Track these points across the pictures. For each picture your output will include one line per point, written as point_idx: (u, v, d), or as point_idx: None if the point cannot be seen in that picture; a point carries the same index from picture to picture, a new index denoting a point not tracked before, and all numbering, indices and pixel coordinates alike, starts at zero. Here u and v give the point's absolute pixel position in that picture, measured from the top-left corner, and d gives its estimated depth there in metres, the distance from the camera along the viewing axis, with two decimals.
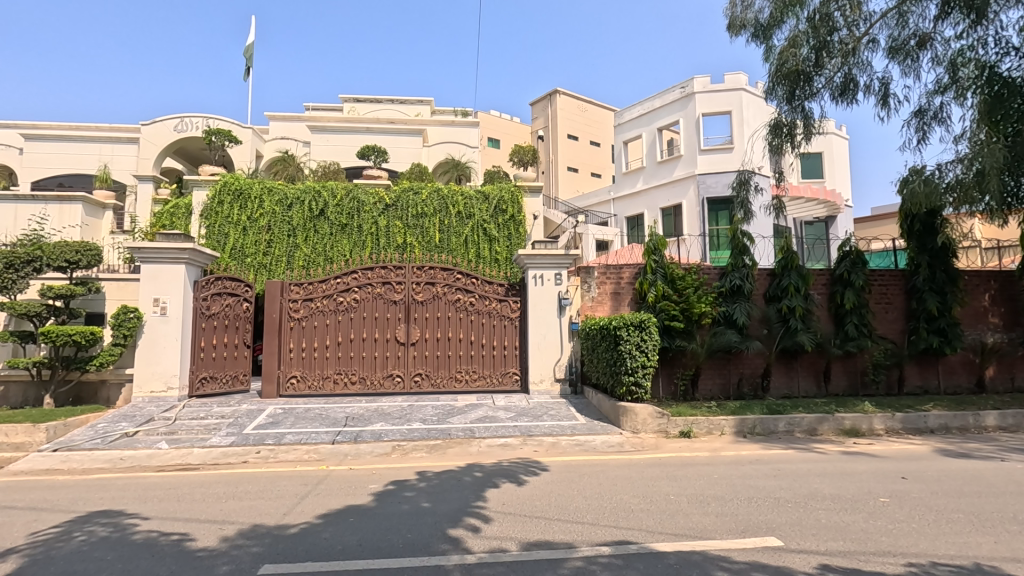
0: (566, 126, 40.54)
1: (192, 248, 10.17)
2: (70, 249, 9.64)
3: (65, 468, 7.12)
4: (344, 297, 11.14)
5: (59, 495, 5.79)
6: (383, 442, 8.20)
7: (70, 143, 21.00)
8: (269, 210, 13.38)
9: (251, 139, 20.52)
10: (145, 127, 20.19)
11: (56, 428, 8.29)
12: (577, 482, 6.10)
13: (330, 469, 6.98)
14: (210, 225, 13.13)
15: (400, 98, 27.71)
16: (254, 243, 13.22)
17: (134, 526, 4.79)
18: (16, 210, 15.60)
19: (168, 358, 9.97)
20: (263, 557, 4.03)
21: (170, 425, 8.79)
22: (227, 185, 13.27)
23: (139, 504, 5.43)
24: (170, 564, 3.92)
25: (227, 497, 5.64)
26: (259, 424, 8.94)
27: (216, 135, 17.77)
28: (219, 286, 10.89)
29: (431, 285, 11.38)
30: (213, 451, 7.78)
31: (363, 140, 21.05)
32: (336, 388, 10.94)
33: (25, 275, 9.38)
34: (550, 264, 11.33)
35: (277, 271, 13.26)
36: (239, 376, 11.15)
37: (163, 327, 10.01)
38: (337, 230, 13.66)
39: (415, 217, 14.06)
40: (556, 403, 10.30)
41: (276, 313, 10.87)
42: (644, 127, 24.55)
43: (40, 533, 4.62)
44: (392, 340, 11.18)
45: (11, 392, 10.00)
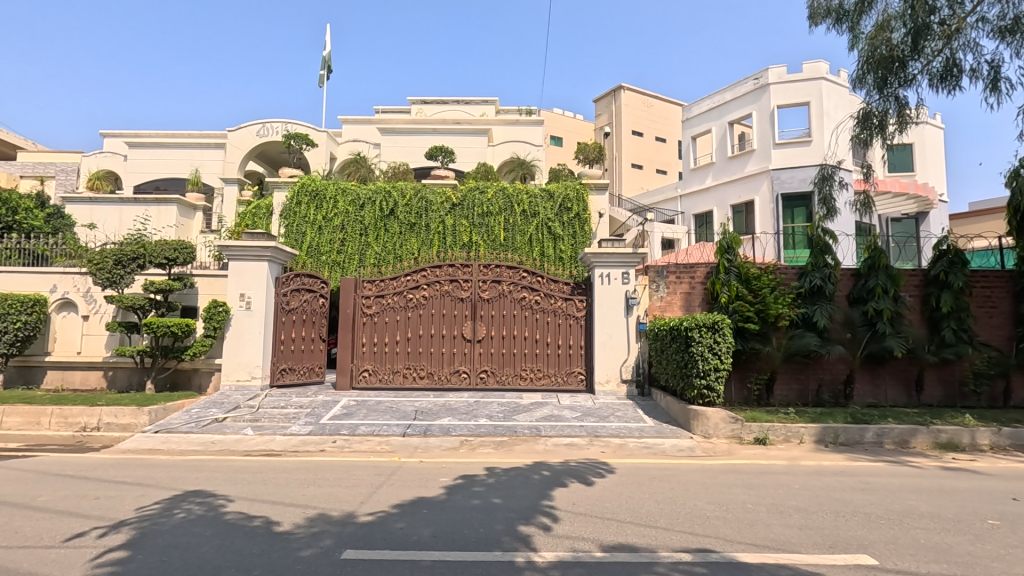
0: (630, 122, 39.76)
1: (273, 247, 10.76)
2: (169, 248, 10.39)
3: (165, 448, 7.75)
4: (413, 294, 11.44)
5: (160, 474, 6.30)
6: (451, 437, 8.37)
7: (166, 150, 22.79)
8: (343, 210, 13.94)
9: (326, 142, 21.45)
10: (231, 133, 21.50)
11: (157, 411, 9.04)
12: (648, 486, 5.98)
13: (401, 460, 7.20)
14: (289, 225, 13.83)
15: (466, 98, 28.16)
16: (329, 242, 13.85)
17: (225, 506, 5.13)
18: (121, 211, 17.14)
19: (252, 349, 10.61)
20: (345, 542, 4.21)
21: (255, 413, 9.36)
22: (305, 186, 13.97)
23: (229, 486, 5.82)
24: (261, 543, 4.18)
25: (308, 484, 5.94)
26: (334, 415, 9.36)
27: (295, 139, 18.92)
28: (297, 283, 11.47)
29: (498, 283, 11.48)
30: (293, 439, 8.22)
31: (431, 141, 21.56)
32: (405, 381, 11.27)
33: (131, 271, 10.27)
34: (617, 263, 11.17)
35: (350, 269, 13.80)
36: (315, 368, 11.76)
37: (248, 321, 10.66)
38: (406, 229, 14.06)
39: (481, 215, 14.24)
40: (623, 405, 10.14)
41: (350, 309, 11.33)
42: (714, 120, 23.69)
43: (146, 507, 5.05)
44: (459, 337, 11.39)
45: (119, 377, 11.00)
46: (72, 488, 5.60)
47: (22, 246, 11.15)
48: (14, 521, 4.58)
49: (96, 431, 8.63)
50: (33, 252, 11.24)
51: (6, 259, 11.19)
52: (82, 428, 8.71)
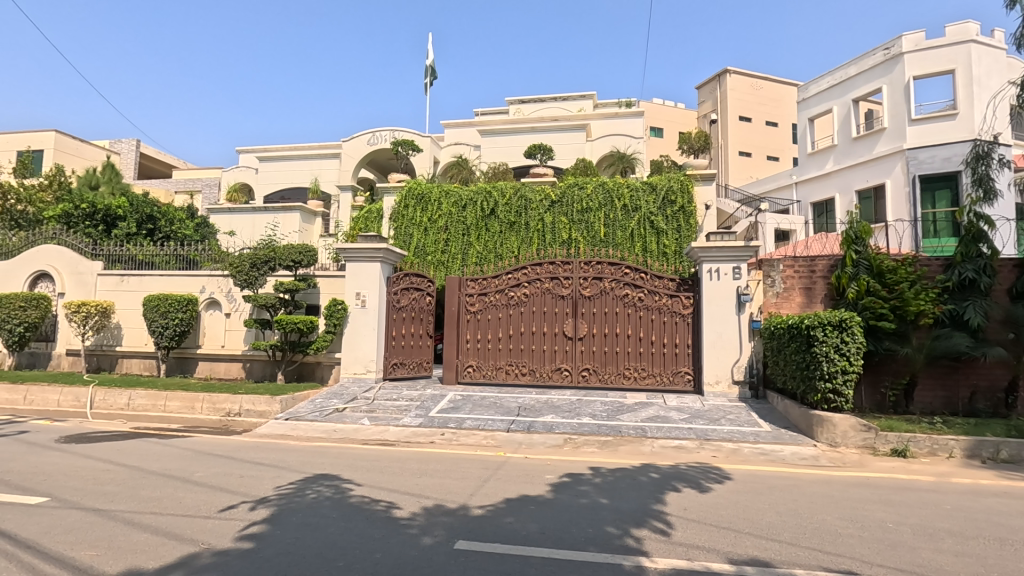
0: (737, 107, 37.43)
1: (385, 248, 11.41)
2: (295, 251, 11.35)
3: (294, 434, 8.51)
4: (515, 292, 11.60)
5: (291, 458, 6.91)
6: (555, 434, 8.38)
7: (291, 162, 25.05)
8: (446, 211, 14.45)
9: (430, 147, 22.38)
10: (346, 143, 23.09)
11: (287, 400, 9.95)
12: (768, 495, 5.58)
13: (507, 455, 7.33)
14: (398, 228, 14.60)
15: (563, 95, 28.05)
16: (434, 243, 14.43)
17: (349, 490, 5.52)
18: (254, 219, 19.10)
19: (367, 345, 11.34)
20: (457, 533, 4.35)
21: (370, 404, 9.98)
22: (412, 190, 14.67)
23: (352, 471, 6.26)
24: (381, 528, 4.43)
25: (421, 474, 6.22)
26: (442, 409, 9.74)
27: (402, 145, 19.93)
28: (407, 282, 12.06)
29: (599, 280, 11.31)
30: (405, 430, 8.67)
31: (529, 141, 21.73)
32: (508, 377, 11.45)
33: (264, 273, 11.37)
34: (727, 257, 10.54)
35: (454, 268, 14.29)
36: (423, 363, 12.31)
37: (363, 318, 11.40)
38: (507, 228, 14.29)
39: (581, 212, 14.12)
40: (735, 408, 9.57)
41: (455, 306, 11.74)
42: (836, 99, 21.67)
43: (282, 487, 5.57)
44: (561, 334, 11.38)
45: (256, 369, 12.26)
46: (222, 467, 6.31)
47: (178, 253, 12.81)
48: (177, 493, 5.24)
49: (238, 416, 9.68)
50: (186, 258, 12.86)
51: (166, 264, 12.88)
52: (227, 413, 9.80)
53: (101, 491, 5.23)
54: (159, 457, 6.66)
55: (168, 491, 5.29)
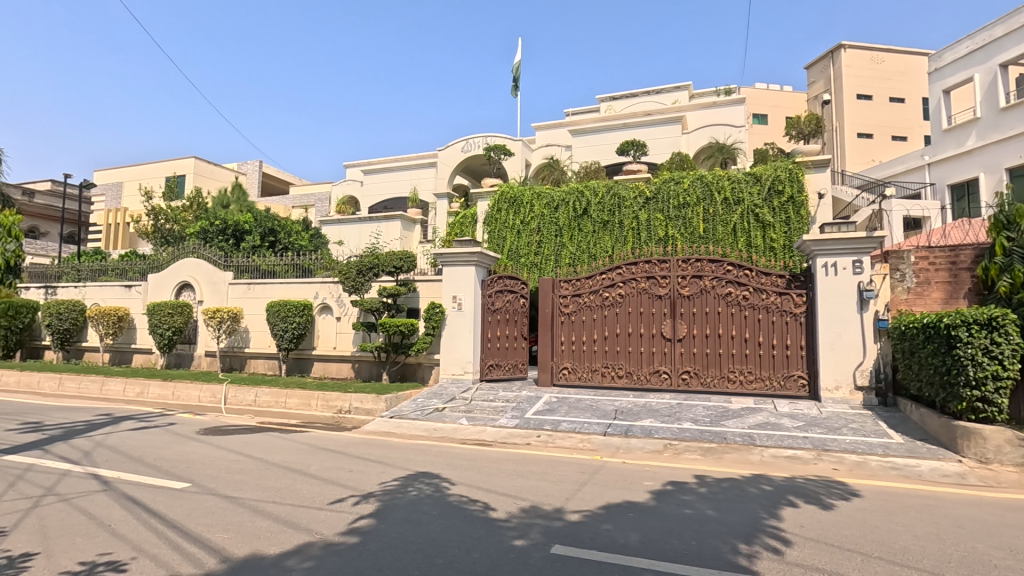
0: (855, 85, 34.11)
1: (479, 252, 11.65)
2: (397, 258, 11.95)
3: (398, 432, 8.94)
4: (610, 293, 11.36)
5: (394, 454, 7.25)
6: (654, 440, 8.07)
7: (392, 173, 26.46)
8: (539, 213, 14.49)
9: (522, 150, 22.61)
10: (442, 152, 23.97)
11: (392, 399, 10.48)
12: (902, 516, 4.96)
13: (604, 459, 7.17)
14: (492, 231, 14.86)
15: (657, 88, 27.16)
16: (527, 245, 14.54)
17: (448, 489, 5.67)
18: (360, 229, 20.39)
19: (464, 346, 11.65)
20: (553, 537, 4.30)
21: (468, 404, 10.23)
22: (505, 194, 14.88)
23: (451, 470, 6.43)
24: (478, 528, 4.49)
25: (517, 475, 6.26)
26: (537, 410, 9.75)
27: (494, 151, 20.34)
28: (500, 284, 12.25)
29: (699, 279, 10.77)
30: (502, 431, 8.78)
31: (621, 137, 21.27)
32: (604, 380, 11.23)
33: (369, 279, 12.05)
34: (845, 250, 9.58)
35: (547, 269, 14.30)
36: (519, 364, 12.42)
37: (460, 320, 11.73)
38: (600, 227, 14.05)
39: (678, 208, 13.53)
40: (858, 416, 8.66)
41: (548, 308, 11.73)
42: (979, 65, 19.07)
43: (387, 483, 5.85)
44: (658, 335, 10.96)
45: (363, 369, 13.05)
46: (333, 461, 6.76)
47: (295, 262, 13.96)
48: (296, 484, 5.68)
49: (348, 413, 10.35)
50: (302, 267, 13.98)
51: (285, 272, 14.10)
52: (339, 410, 10.52)
53: (232, 479, 5.81)
54: (280, 450, 7.28)
55: (288, 482, 5.76)
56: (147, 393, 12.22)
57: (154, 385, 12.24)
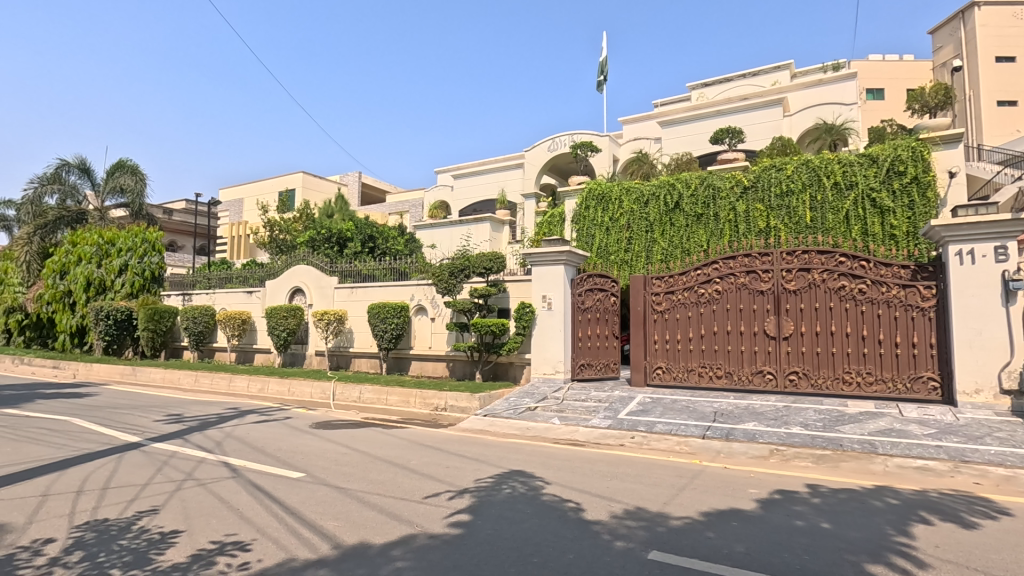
0: (992, 47, 30.02)
1: (567, 250, 11.62)
2: (487, 259, 12.19)
3: (492, 430, 9.11)
4: (706, 289, 10.85)
5: (489, 452, 7.40)
6: (758, 445, 7.59)
7: (480, 177, 27.07)
8: (628, 208, 14.16)
9: (609, 146, 22.22)
10: (528, 153, 24.15)
11: (485, 398, 10.73)
12: None
13: (703, 463, 6.85)
14: (580, 229, 14.70)
15: (754, 70, 25.56)
16: (616, 242, 14.25)
17: (542, 488, 5.68)
18: (452, 232, 21.05)
19: (555, 346, 11.65)
20: (651, 542, 4.17)
21: (560, 404, 10.21)
22: (592, 191, 14.65)
23: (545, 470, 6.44)
24: (573, 529, 4.46)
25: (610, 477, 6.14)
26: (631, 411, 9.51)
27: (581, 148, 20.15)
28: (590, 283, 12.07)
29: (806, 272, 9.99)
30: (595, 431, 8.67)
31: (716, 125, 20.24)
32: (702, 381, 10.73)
33: (460, 280, 12.41)
34: (986, 235, 8.45)
35: (638, 266, 13.95)
36: (610, 364, 12.19)
37: (550, 319, 11.75)
38: (693, 221, 13.45)
39: (780, 196, 12.63)
40: (1005, 423, 7.59)
41: (640, 306, 11.42)
42: None
43: (483, 480, 5.97)
44: (761, 333, 10.30)
45: (458, 368, 13.45)
46: (431, 456, 7.02)
47: (392, 266, 14.69)
48: (398, 477, 5.98)
49: (444, 411, 10.74)
50: (398, 270, 14.67)
51: (383, 276, 14.88)
52: (436, 407, 10.94)
53: (341, 470, 6.22)
54: (383, 445, 7.69)
55: (390, 475, 6.06)
56: (267, 389, 13.42)
57: (272, 382, 13.42)
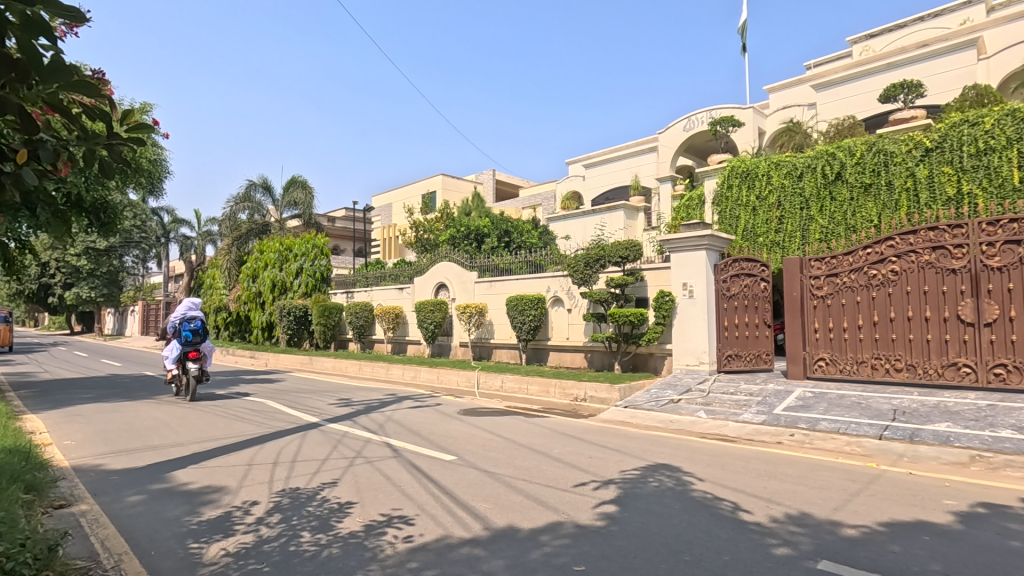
0: None
1: (710, 233, 10.94)
2: (622, 247, 11.93)
3: (634, 422, 8.93)
4: (878, 270, 9.52)
5: (631, 444, 7.25)
6: (954, 449, 6.49)
7: (612, 165, 26.55)
8: (778, 184, 12.92)
9: (753, 118, 20.45)
10: (662, 135, 23.13)
11: (625, 389, 10.57)
12: None
13: (883, 467, 6.02)
14: (722, 211, 13.71)
15: (935, 11, 21.77)
16: (765, 222, 13.08)
17: (691, 484, 5.43)
18: (585, 222, 21.00)
19: (698, 335, 11.08)
20: (821, 551, 3.78)
21: (706, 397, 9.67)
22: (735, 168, 13.56)
23: (693, 465, 6.14)
24: (728, 528, 4.20)
25: (768, 476, 5.67)
26: (789, 406, 8.69)
27: (721, 123, 18.78)
28: (736, 267, 11.24)
29: (1016, 245, 8.30)
30: (747, 427, 8.09)
31: (885, 82, 17.64)
32: (875, 374, 9.46)
33: (596, 270, 12.30)
34: None
35: (793, 248, 12.69)
36: (762, 355, 11.27)
37: (692, 308, 11.17)
38: (860, 194, 11.89)
39: (976, 155, 10.61)
40: None
41: (796, 291, 10.37)
42: None
43: (627, 471, 5.87)
44: (953, 319, 8.78)
45: (596, 358, 13.40)
46: (573, 446, 7.08)
47: (528, 259, 15.03)
48: (543, 465, 6.11)
49: (584, 401, 10.81)
50: (534, 263, 14.97)
51: (520, 269, 15.28)
52: (575, 398, 11.04)
53: (488, 456, 6.54)
54: (526, 433, 7.91)
55: (535, 462, 6.23)
56: (419, 377, 14.56)
57: (424, 371, 14.51)
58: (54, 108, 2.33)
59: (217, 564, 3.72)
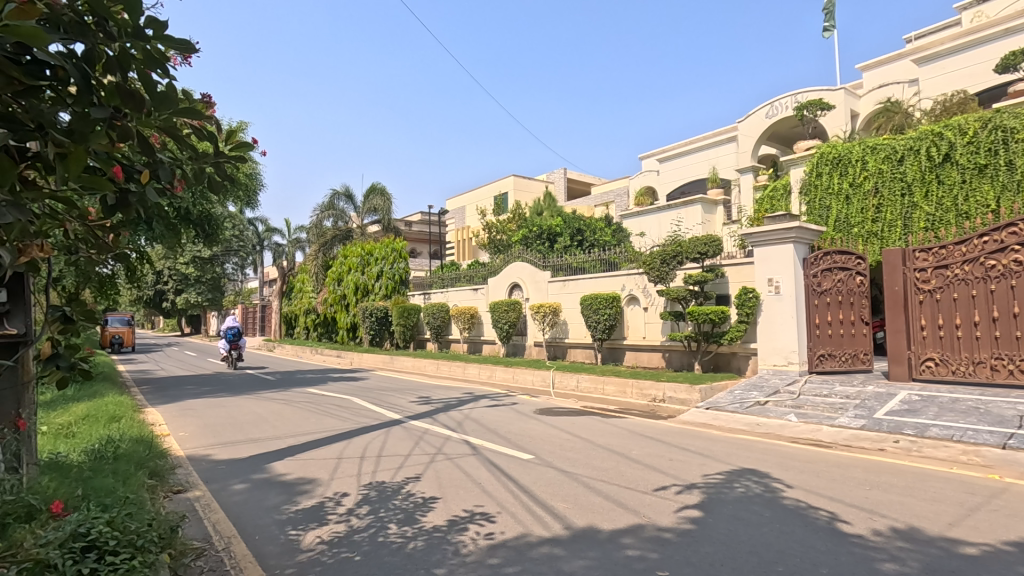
0: None
1: (798, 226, 10.28)
2: (701, 243, 11.46)
3: (717, 424, 8.57)
4: (997, 260, 8.56)
5: (714, 447, 6.97)
6: None
7: (688, 157, 25.66)
8: (874, 170, 11.93)
9: (844, 100, 19.01)
10: (742, 123, 22.06)
11: (706, 390, 10.19)
12: None
13: (1008, 480, 5.40)
14: (811, 201, 12.87)
15: None
16: (860, 212, 12.13)
17: (782, 491, 5.14)
18: (660, 218, 20.45)
19: (787, 334, 10.45)
20: (935, 570, 3.44)
21: (796, 399, 9.11)
22: (825, 155, 12.66)
23: (784, 471, 5.80)
24: (826, 540, 3.93)
25: (870, 486, 5.24)
26: (891, 411, 8.00)
27: (808, 108, 17.60)
28: (829, 261, 10.49)
29: None
30: (843, 432, 7.54)
31: (1002, 50, 15.82)
32: (995, 376, 8.52)
33: (673, 267, 11.93)
34: None
35: (893, 239, 11.70)
36: (860, 354, 10.46)
37: (779, 305, 10.55)
38: (973, 176, 10.74)
39: None
40: None
41: (898, 285, 9.54)
42: None
43: (711, 476, 5.64)
44: None
45: (675, 358, 13.02)
46: (653, 448, 6.90)
47: (602, 258, 14.83)
48: (622, 466, 6.01)
49: (663, 402, 10.53)
50: (609, 261, 14.74)
51: (593, 268, 15.12)
52: (653, 399, 10.79)
53: (566, 455, 6.51)
54: (603, 433, 7.81)
55: (613, 463, 6.13)
56: (495, 376, 14.79)
57: (500, 370, 14.72)
58: (168, 133, 2.53)
59: (313, 551, 3.96)
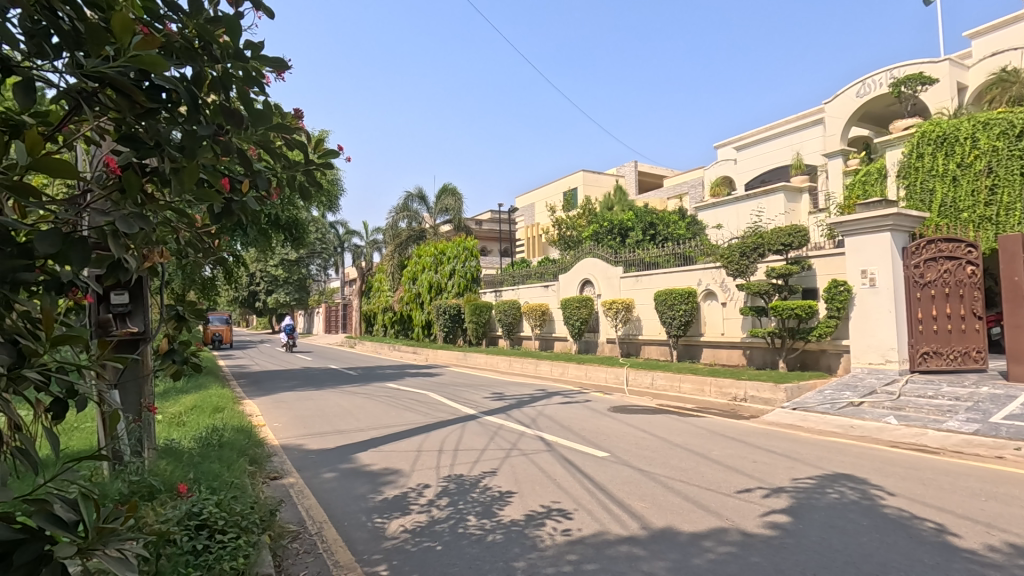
0: None
1: (896, 212, 9.47)
2: (785, 234, 10.82)
3: (805, 426, 8.08)
4: None
5: (803, 450, 6.58)
6: None
7: (768, 144, 24.34)
8: (987, 147, 10.77)
9: (949, 72, 17.28)
10: (829, 104, 20.63)
11: (793, 390, 9.64)
12: None
13: None
14: (911, 185, 11.84)
15: None
16: (970, 194, 10.99)
17: (882, 498, 4.76)
18: (738, 209, 19.57)
19: (884, 330, 9.69)
20: None
21: (895, 400, 8.41)
22: (927, 134, 11.61)
23: (884, 478, 5.37)
24: (933, 553, 3.61)
25: (986, 497, 4.74)
26: (1010, 414, 7.20)
27: (906, 83, 16.17)
28: (933, 250, 9.60)
29: None
30: (951, 437, 6.88)
31: None
32: None
33: (754, 260, 11.37)
34: None
35: (1011, 223, 10.50)
36: (972, 352, 9.44)
37: (875, 299, 9.79)
38: None
39: None
40: None
41: (1018, 275, 8.57)
42: None
43: (801, 480, 5.33)
44: None
45: (757, 355, 12.42)
46: (735, 449, 6.60)
47: (676, 251, 14.33)
48: (702, 467, 5.81)
49: (744, 401, 10.06)
50: (683, 254, 14.22)
51: (667, 262, 14.66)
52: (734, 398, 10.33)
53: (643, 454, 6.38)
54: (682, 433, 7.58)
55: (693, 464, 5.94)
56: (567, 373, 14.75)
57: (572, 367, 14.67)
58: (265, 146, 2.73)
59: (397, 539, 4.14)
